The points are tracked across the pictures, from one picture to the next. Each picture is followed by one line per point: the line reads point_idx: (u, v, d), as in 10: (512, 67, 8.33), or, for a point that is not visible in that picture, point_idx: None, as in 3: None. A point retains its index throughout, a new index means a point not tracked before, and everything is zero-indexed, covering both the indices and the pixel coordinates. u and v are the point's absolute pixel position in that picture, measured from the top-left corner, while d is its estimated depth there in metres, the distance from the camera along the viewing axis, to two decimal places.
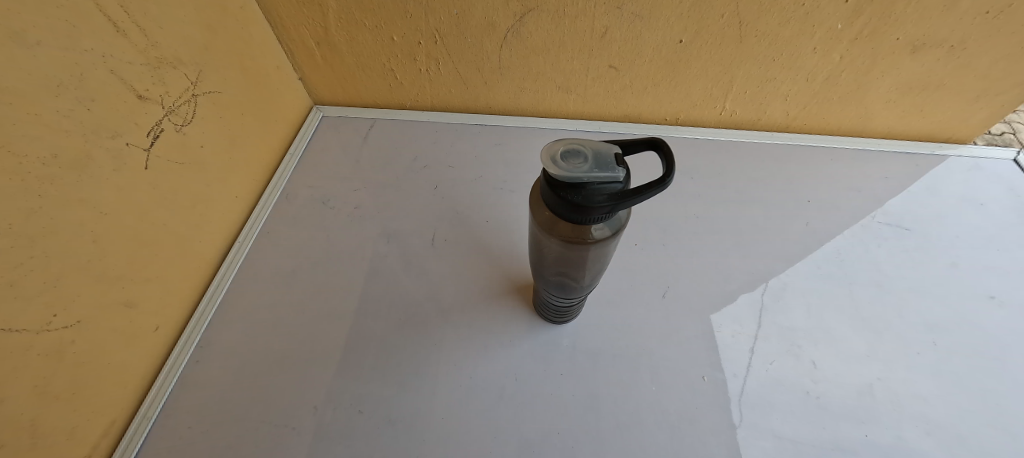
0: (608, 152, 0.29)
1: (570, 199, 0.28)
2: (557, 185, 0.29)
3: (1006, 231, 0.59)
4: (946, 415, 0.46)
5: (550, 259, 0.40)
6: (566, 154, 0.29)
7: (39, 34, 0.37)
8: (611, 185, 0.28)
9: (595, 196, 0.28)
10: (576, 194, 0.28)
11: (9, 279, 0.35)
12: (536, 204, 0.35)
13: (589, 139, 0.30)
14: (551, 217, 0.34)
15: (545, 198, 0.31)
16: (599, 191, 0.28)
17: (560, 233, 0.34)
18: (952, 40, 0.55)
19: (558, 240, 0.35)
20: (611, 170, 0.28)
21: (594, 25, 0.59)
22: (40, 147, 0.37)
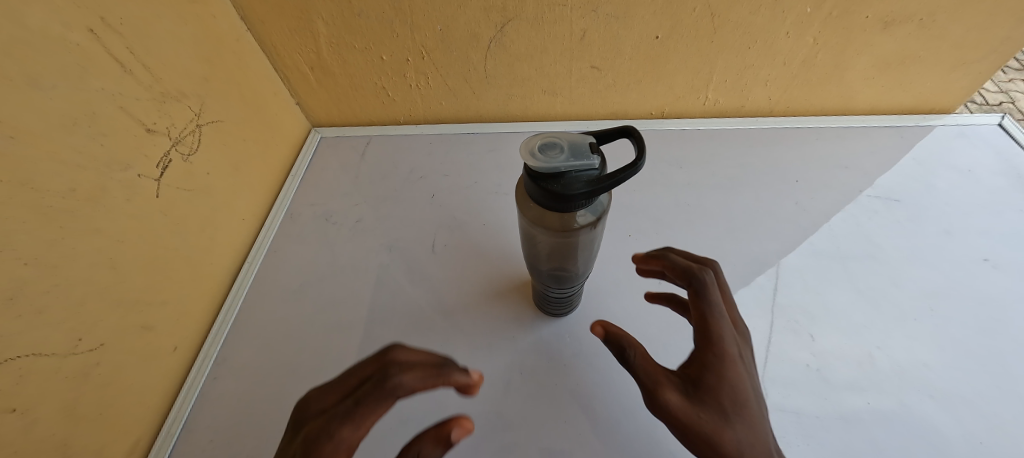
0: (583, 142, 0.31)
1: (551, 189, 0.30)
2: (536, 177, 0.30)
3: (995, 195, 0.60)
4: (948, 379, 0.46)
5: (540, 249, 0.41)
6: (543, 147, 0.31)
7: (54, 78, 0.40)
8: (588, 172, 0.30)
9: (574, 183, 0.30)
10: (556, 183, 0.30)
11: (37, 307, 0.38)
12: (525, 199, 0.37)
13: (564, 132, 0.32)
14: (539, 210, 0.35)
15: (529, 191, 0.32)
16: (577, 179, 0.30)
17: (548, 225, 0.36)
18: (921, 14, 0.56)
19: (547, 232, 0.37)
20: (587, 158, 0.30)
21: (573, 29, 0.61)
22: (58, 182, 0.40)
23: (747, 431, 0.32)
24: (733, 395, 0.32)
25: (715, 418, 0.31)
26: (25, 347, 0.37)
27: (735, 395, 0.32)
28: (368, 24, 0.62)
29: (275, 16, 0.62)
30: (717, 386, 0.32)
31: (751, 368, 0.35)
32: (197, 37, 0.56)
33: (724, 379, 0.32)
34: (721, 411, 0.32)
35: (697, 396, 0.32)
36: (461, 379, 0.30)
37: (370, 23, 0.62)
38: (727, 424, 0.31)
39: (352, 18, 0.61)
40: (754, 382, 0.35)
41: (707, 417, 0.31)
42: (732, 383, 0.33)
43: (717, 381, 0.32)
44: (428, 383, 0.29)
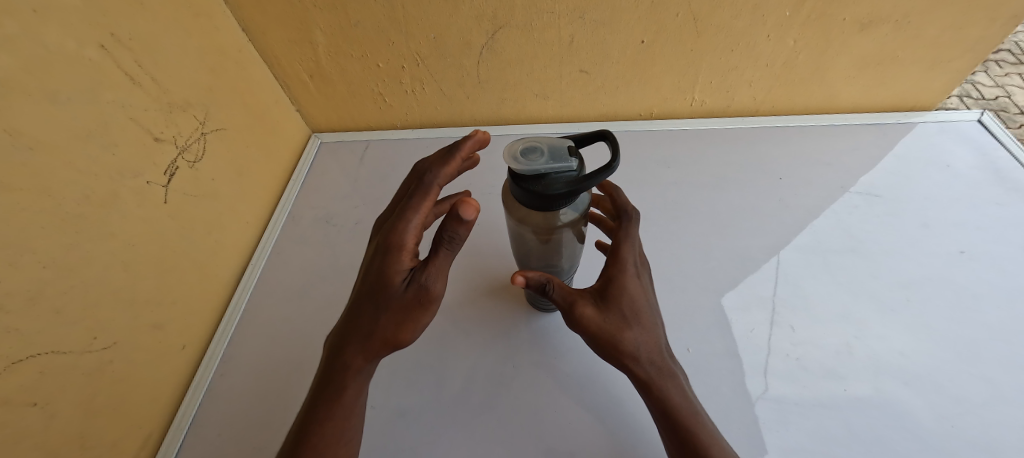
0: (562, 145, 0.33)
1: (533, 190, 0.32)
2: (520, 179, 0.33)
3: (973, 189, 0.62)
4: (922, 365, 0.48)
5: (526, 248, 0.44)
6: (525, 150, 0.33)
7: (69, 92, 0.42)
8: (568, 173, 0.32)
9: (554, 184, 0.32)
10: (539, 184, 0.32)
11: (55, 307, 0.41)
12: (512, 202, 0.39)
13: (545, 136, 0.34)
14: (524, 210, 0.38)
15: (513, 193, 0.34)
16: (557, 180, 0.32)
17: (534, 223, 0.38)
18: (896, 16, 0.58)
19: (533, 230, 0.39)
20: (567, 160, 0.33)
21: (561, 35, 0.63)
22: (74, 190, 0.42)
23: (641, 332, 0.40)
24: (632, 301, 0.40)
25: (618, 321, 0.40)
26: (44, 345, 0.39)
27: (633, 303, 0.40)
28: (365, 33, 0.64)
29: (275, 27, 0.65)
30: (620, 295, 0.40)
31: (647, 283, 0.44)
32: (202, 49, 0.59)
33: (625, 290, 0.40)
34: (623, 315, 0.40)
35: (604, 307, 0.40)
36: (470, 140, 0.41)
37: (366, 33, 0.64)
38: (625, 326, 0.40)
39: (349, 28, 0.64)
40: (651, 298, 0.43)
41: (611, 322, 0.39)
42: (631, 293, 0.41)
43: (620, 292, 0.40)
44: (455, 168, 0.40)
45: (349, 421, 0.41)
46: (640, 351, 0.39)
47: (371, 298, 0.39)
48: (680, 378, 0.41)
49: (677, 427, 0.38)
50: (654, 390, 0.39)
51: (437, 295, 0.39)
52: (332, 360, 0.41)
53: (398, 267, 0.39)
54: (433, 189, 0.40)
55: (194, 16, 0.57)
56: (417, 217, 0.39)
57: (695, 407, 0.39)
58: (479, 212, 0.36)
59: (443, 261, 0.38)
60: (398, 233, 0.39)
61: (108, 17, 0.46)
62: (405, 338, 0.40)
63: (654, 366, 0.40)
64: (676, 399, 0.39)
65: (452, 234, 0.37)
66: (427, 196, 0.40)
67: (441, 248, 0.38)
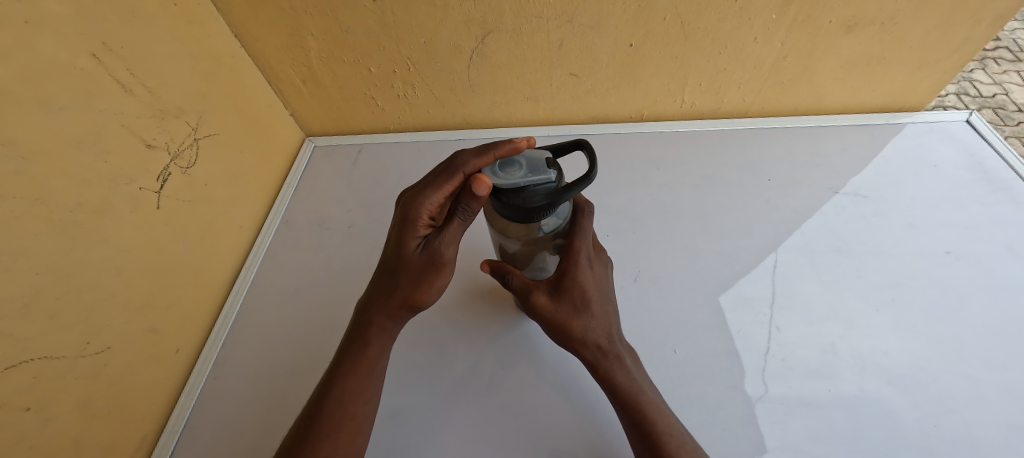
0: (540, 158, 0.34)
1: (513, 203, 0.33)
2: (499, 193, 0.34)
3: (959, 189, 0.63)
4: (905, 365, 0.49)
5: (513, 256, 0.45)
6: (504, 164, 0.34)
7: (62, 101, 0.43)
8: (546, 184, 0.33)
9: (533, 197, 0.33)
10: (517, 198, 0.33)
11: (50, 313, 0.41)
12: (494, 214, 0.39)
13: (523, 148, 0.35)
14: (505, 224, 0.39)
15: (495, 206, 0.35)
16: (536, 192, 0.33)
17: (516, 235, 0.39)
18: (882, 18, 0.59)
19: (514, 240, 0.41)
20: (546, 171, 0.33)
21: (550, 39, 0.64)
22: (67, 197, 0.43)
23: (588, 321, 0.41)
24: (582, 291, 0.42)
25: (568, 310, 0.42)
26: (39, 350, 0.40)
27: (583, 293, 0.42)
28: (356, 39, 0.65)
29: (267, 33, 0.65)
30: (570, 287, 0.42)
31: (602, 273, 0.44)
32: (194, 56, 0.59)
33: (574, 281, 0.41)
34: (572, 305, 0.42)
35: (555, 298, 0.42)
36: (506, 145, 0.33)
37: (357, 38, 0.65)
38: (574, 316, 0.41)
39: (340, 34, 0.64)
40: (604, 288, 0.44)
41: (560, 311, 0.41)
42: (582, 284, 0.42)
43: (569, 283, 0.42)
44: (486, 161, 0.34)
45: (371, 377, 0.42)
46: (586, 338, 0.41)
47: (392, 266, 0.40)
48: (628, 362, 0.42)
49: (624, 406, 0.40)
50: (600, 372, 0.41)
51: (449, 261, 0.39)
52: (359, 314, 0.43)
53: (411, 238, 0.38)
54: (457, 169, 0.35)
55: (186, 23, 0.58)
56: (434, 195, 0.36)
57: (641, 388, 0.41)
58: (491, 190, 0.33)
59: (455, 229, 0.37)
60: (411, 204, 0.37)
61: (100, 26, 0.47)
62: (422, 302, 0.40)
63: (600, 351, 0.41)
64: (622, 381, 0.41)
65: (466, 208, 0.35)
66: (450, 175, 0.35)
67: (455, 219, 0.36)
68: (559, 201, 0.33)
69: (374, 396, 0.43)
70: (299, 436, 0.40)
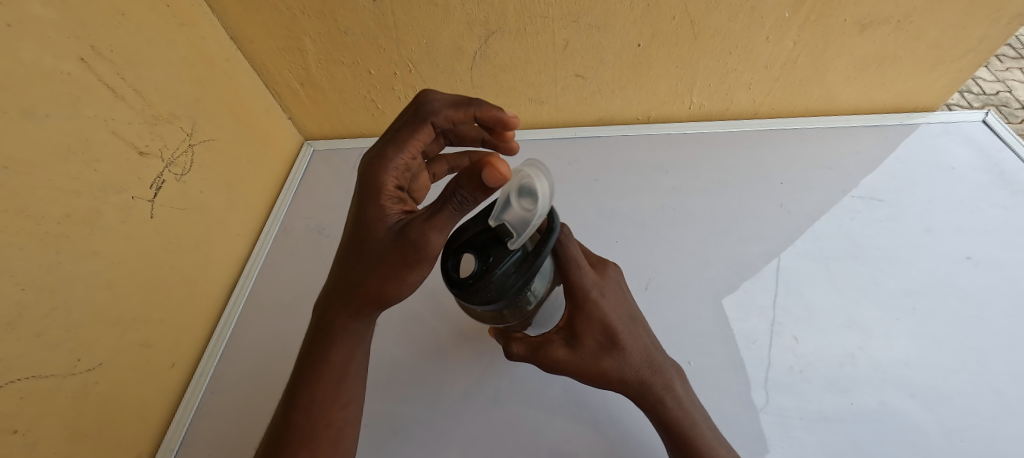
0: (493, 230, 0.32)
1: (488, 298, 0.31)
2: (465, 295, 0.31)
3: (978, 192, 0.61)
4: (928, 377, 0.47)
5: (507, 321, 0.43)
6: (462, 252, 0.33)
7: (47, 107, 0.41)
8: (511, 261, 0.32)
9: (506, 278, 0.31)
10: (490, 290, 0.31)
11: (37, 330, 0.40)
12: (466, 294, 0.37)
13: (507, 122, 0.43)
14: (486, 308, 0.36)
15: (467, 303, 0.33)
16: (507, 272, 0.31)
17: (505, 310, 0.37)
18: (897, 16, 0.57)
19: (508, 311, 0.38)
20: (503, 247, 0.32)
21: (555, 39, 0.62)
22: (54, 209, 0.41)
23: (623, 356, 0.40)
24: (605, 325, 0.40)
25: (598, 350, 0.40)
26: (26, 370, 0.38)
27: (607, 329, 0.40)
28: (354, 40, 0.63)
29: (263, 35, 0.64)
30: (589, 326, 0.40)
31: (618, 293, 0.42)
32: (188, 59, 0.57)
33: (591, 320, 0.40)
34: (597, 344, 0.40)
35: (576, 344, 0.40)
36: (492, 111, 0.42)
37: (356, 40, 0.63)
38: (604, 356, 0.40)
39: (339, 35, 0.62)
40: (623, 312, 0.41)
41: (587, 357, 0.40)
42: (600, 317, 0.40)
43: (587, 321, 0.40)
44: (461, 114, 0.42)
45: (343, 386, 0.40)
46: (626, 378, 0.40)
47: (359, 249, 0.36)
48: (676, 386, 0.41)
49: (677, 435, 0.39)
50: (647, 402, 0.40)
51: (434, 255, 0.34)
52: (320, 318, 0.39)
53: (390, 210, 0.37)
54: (427, 118, 0.40)
55: (179, 25, 0.56)
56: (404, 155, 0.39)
57: (693, 417, 0.40)
58: (507, 180, 0.30)
59: (450, 218, 0.32)
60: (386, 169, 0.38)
61: (88, 29, 0.45)
62: (390, 296, 0.36)
63: (645, 384, 0.40)
64: (674, 410, 0.40)
65: (465, 197, 0.30)
66: (418, 128, 0.40)
67: (444, 208, 0.31)
68: (528, 274, 0.32)
69: (351, 400, 0.41)
70: (272, 443, 0.39)
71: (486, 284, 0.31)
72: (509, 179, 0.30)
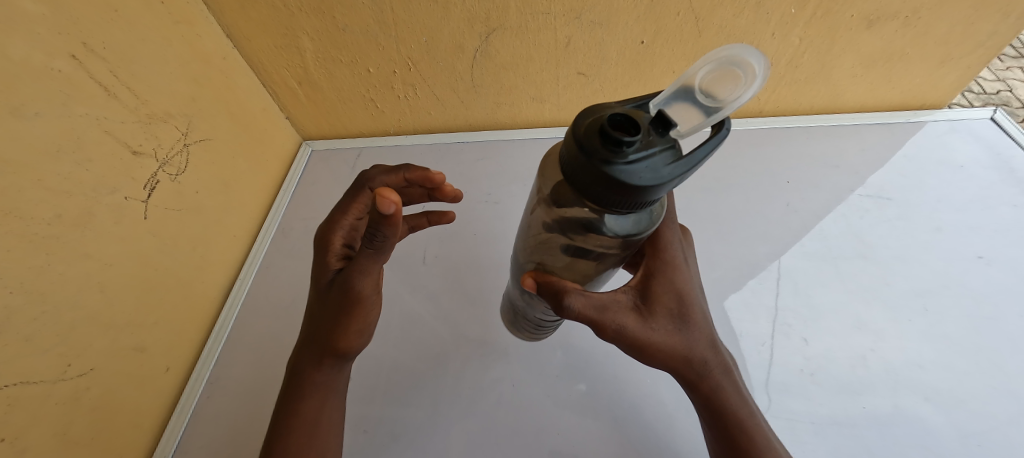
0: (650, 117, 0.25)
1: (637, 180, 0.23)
2: (611, 168, 0.23)
3: (988, 190, 0.60)
4: (942, 379, 0.46)
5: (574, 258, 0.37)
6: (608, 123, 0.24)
7: (37, 105, 0.40)
8: (668, 151, 0.24)
9: (659, 169, 0.23)
10: (642, 172, 0.23)
11: (26, 335, 0.38)
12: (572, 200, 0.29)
13: (434, 178, 0.45)
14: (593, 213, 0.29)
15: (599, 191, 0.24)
16: (662, 163, 0.24)
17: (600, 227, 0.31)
18: (906, 12, 0.56)
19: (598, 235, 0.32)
20: (663, 131, 0.25)
21: (557, 37, 0.61)
22: (44, 210, 0.40)
23: (694, 332, 0.38)
24: (683, 296, 0.38)
25: (669, 321, 0.37)
26: (15, 376, 0.37)
27: (682, 301, 0.38)
28: (353, 38, 0.62)
29: (260, 33, 0.62)
30: (665, 294, 0.38)
31: (693, 268, 0.42)
32: (183, 57, 0.56)
33: (669, 287, 0.38)
34: (669, 315, 0.37)
35: (647, 311, 0.37)
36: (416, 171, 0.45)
37: (355, 38, 0.62)
38: (677, 328, 0.37)
39: (337, 33, 0.61)
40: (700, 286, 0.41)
41: (657, 327, 0.37)
42: (679, 285, 0.39)
43: (665, 288, 0.38)
44: (393, 178, 0.46)
45: (315, 437, 0.42)
46: (695, 353, 0.37)
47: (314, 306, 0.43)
48: (734, 372, 0.39)
49: (727, 424, 0.38)
50: (709, 384, 0.38)
51: (364, 299, 0.39)
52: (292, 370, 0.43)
53: (330, 265, 0.43)
54: (365, 185, 0.46)
55: (174, 23, 0.55)
56: (349, 217, 0.46)
57: (749, 407, 0.38)
58: (401, 207, 0.28)
59: (370, 264, 0.36)
60: (333, 230, 0.45)
61: (81, 25, 0.44)
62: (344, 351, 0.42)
63: (711, 365, 0.38)
64: (733, 396, 0.38)
65: (378, 232, 0.31)
66: (359, 193, 0.46)
67: (361, 257, 0.35)
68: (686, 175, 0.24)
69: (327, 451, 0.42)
70: None
71: (636, 153, 0.23)
72: (402, 206, 0.28)
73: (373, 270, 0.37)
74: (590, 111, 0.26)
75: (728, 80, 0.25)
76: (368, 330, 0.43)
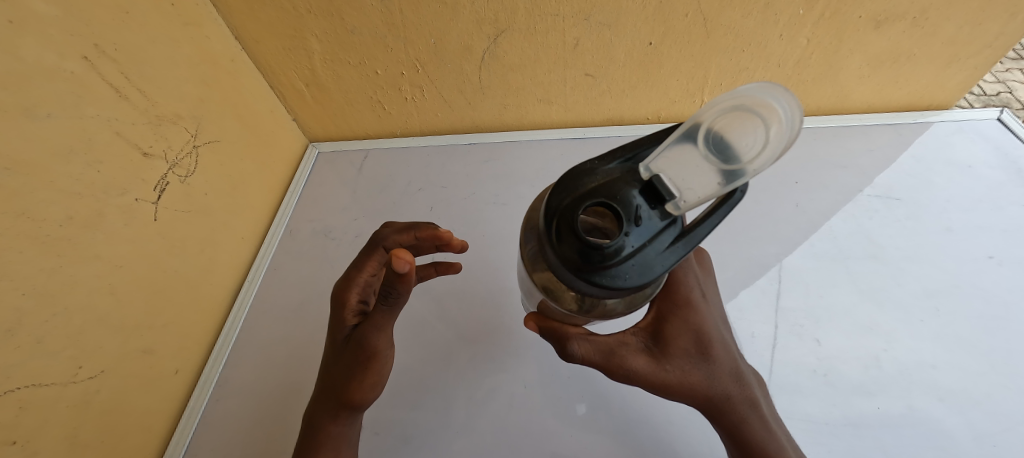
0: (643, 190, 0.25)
1: (621, 272, 0.24)
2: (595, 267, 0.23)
3: (996, 190, 0.61)
4: (955, 380, 0.46)
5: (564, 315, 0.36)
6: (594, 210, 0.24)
7: (49, 107, 0.40)
8: (664, 234, 0.25)
9: (648, 259, 0.25)
10: (629, 266, 0.24)
11: (38, 337, 0.38)
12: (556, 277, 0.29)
13: (444, 236, 0.46)
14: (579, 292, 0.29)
15: (582, 280, 0.25)
16: (653, 249, 0.25)
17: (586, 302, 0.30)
18: (913, 13, 0.56)
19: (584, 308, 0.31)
20: (657, 205, 0.25)
21: (565, 38, 0.61)
22: (55, 211, 0.40)
23: (714, 369, 0.38)
24: (700, 335, 0.38)
25: (685, 363, 0.37)
26: (25, 378, 0.37)
27: (701, 340, 0.38)
28: (361, 40, 0.62)
29: (268, 35, 0.62)
30: (680, 334, 0.38)
31: (714, 302, 0.41)
32: (192, 59, 0.56)
33: (684, 327, 0.38)
34: (686, 355, 0.37)
35: (659, 352, 0.37)
36: (428, 230, 0.46)
37: (363, 39, 0.62)
38: (694, 366, 0.37)
39: (346, 35, 0.61)
40: (717, 320, 0.40)
41: (672, 368, 0.37)
42: (694, 323, 0.38)
43: (680, 328, 0.38)
44: (406, 236, 0.47)
45: None
46: (716, 391, 0.37)
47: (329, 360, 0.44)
48: (761, 404, 0.39)
49: (755, 455, 0.38)
50: (731, 418, 0.38)
51: (379, 353, 0.41)
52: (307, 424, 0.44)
53: (347, 320, 0.44)
54: (378, 244, 0.47)
55: (184, 24, 0.55)
56: (363, 274, 0.46)
57: (779, 439, 0.38)
58: (413, 265, 0.33)
59: (384, 318, 0.40)
60: (348, 288, 0.45)
61: (92, 26, 0.44)
62: (358, 402, 0.42)
63: (731, 400, 0.38)
64: (758, 429, 0.38)
65: (391, 288, 0.36)
66: (372, 253, 0.47)
67: (377, 313, 0.39)
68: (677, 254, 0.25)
69: None
70: None
71: (625, 253, 0.24)
72: (414, 263, 0.34)
73: (387, 324, 0.41)
74: (570, 192, 0.24)
75: (750, 122, 0.22)
76: (381, 382, 0.43)
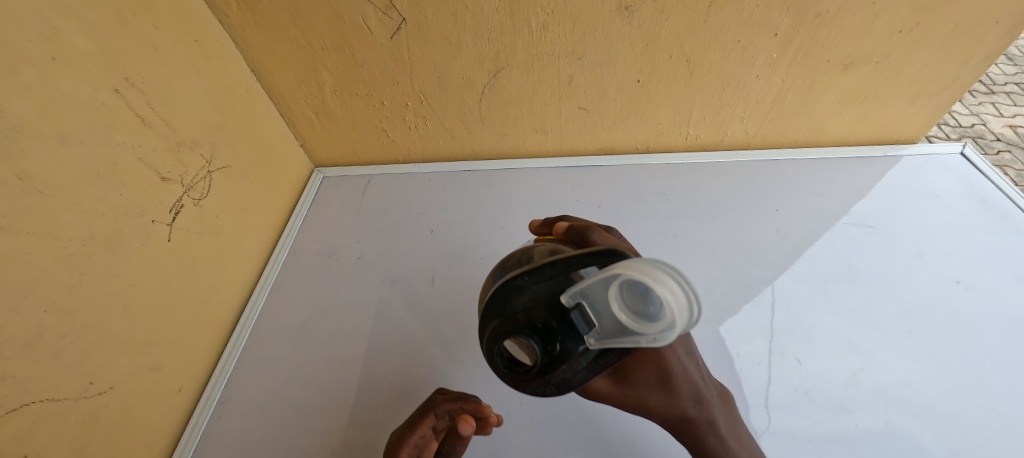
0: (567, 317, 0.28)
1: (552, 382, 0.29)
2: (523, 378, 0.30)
3: (962, 218, 0.65)
4: (930, 398, 0.49)
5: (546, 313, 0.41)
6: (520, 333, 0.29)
7: (81, 134, 0.43)
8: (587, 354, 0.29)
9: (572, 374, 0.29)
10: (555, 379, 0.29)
11: (54, 352, 0.40)
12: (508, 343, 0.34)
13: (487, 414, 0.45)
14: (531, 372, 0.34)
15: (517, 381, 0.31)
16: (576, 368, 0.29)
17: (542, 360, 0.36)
18: (877, 57, 0.62)
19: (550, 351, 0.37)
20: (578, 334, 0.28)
21: (560, 75, 0.66)
22: (80, 231, 0.43)
23: (673, 396, 0.40)
24: (661, 368, 0.39)
25: (644, 390, 0.40)
26: (40, 392, 0.39)
27: (661, 371, 0.39)
28: (370, 74, 0.67)
29: (283, 68, 0.67)
30: (642, 367, 0.39)
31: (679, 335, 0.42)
32: (211, 90, 0.60)
33: (646, 362, 0.39)
34: (647, 384, 0.40)
35: (621, 378, 0.40)
36: (478, 407, 0.45)
37: (372, 74, 0.66)
38: (654, 393, 0.40)
39: (355, 69, 0.66)
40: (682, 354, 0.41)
41: (631, 394, 0.40)
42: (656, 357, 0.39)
43: (641, 362, 0.39)
44: (455, 407, 0.45)
45: None
46: (675, 416, 0.40)
47: None
48: (720, 425, 0.41)
49: None
50: (691, 438, 0.40)
51: None
52: None
53: None
54: (429, 410, 0.45)
55: (205, 58, 0.59)
56: (413, 438, 0.44)
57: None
58: (473, 427, 0.41)
59: None
60: (398, 448, 0.43)
61: (124, 61, 0.48)
62: None
63: (690, 424, 0.40)
64: (718, 451, 0.40)
65: (451, 447, 0.42)
66: (422, 419, 0.45)
67: None
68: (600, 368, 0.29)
69: None
70: None
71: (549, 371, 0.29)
72: (474, 426, 0.41)
73: None
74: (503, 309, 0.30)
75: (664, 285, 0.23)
76: None
